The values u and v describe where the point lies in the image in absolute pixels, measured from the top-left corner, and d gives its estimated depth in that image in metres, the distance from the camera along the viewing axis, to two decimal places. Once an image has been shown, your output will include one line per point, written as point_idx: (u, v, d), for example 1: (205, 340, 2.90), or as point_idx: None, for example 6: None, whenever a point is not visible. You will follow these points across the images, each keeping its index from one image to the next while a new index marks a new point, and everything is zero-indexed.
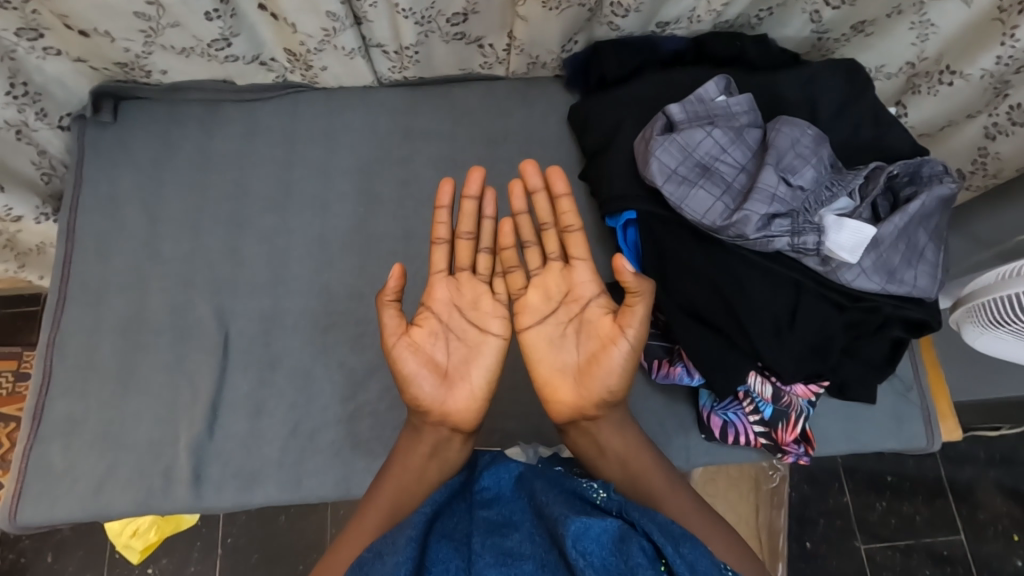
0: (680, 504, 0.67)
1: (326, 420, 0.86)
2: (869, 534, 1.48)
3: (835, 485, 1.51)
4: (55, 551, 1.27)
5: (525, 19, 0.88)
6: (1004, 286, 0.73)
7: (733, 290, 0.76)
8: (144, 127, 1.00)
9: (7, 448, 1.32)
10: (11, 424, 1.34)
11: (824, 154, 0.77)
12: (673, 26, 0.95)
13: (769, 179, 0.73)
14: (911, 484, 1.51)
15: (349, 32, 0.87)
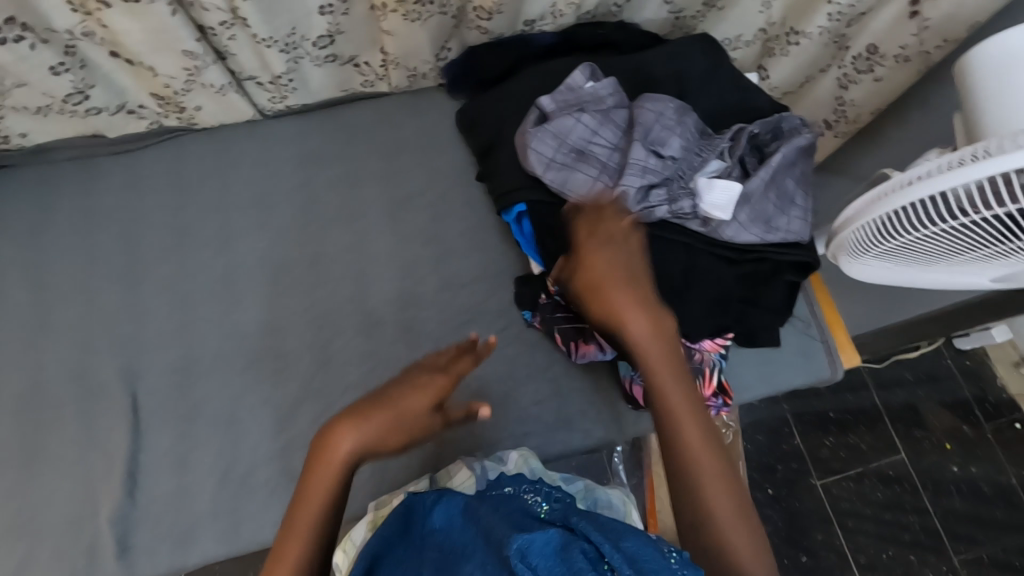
0: (691, 435, 0.66)
1: (257, 464, 0.83)
2: (823, 469, 1.57)
3: (785, 430, 1.60)
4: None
5: (392, 32, 0.89)
6: (857, 222, 0.80)
7: None
8: (16, 195, 0.95)
9: None
10: None
11: (690, 122, 0.81)
12: (540, 23, 0.98)
13: (640, 154, 0.78)
14: (852, 416, 1.61)
15: (213, 68, 0.85)
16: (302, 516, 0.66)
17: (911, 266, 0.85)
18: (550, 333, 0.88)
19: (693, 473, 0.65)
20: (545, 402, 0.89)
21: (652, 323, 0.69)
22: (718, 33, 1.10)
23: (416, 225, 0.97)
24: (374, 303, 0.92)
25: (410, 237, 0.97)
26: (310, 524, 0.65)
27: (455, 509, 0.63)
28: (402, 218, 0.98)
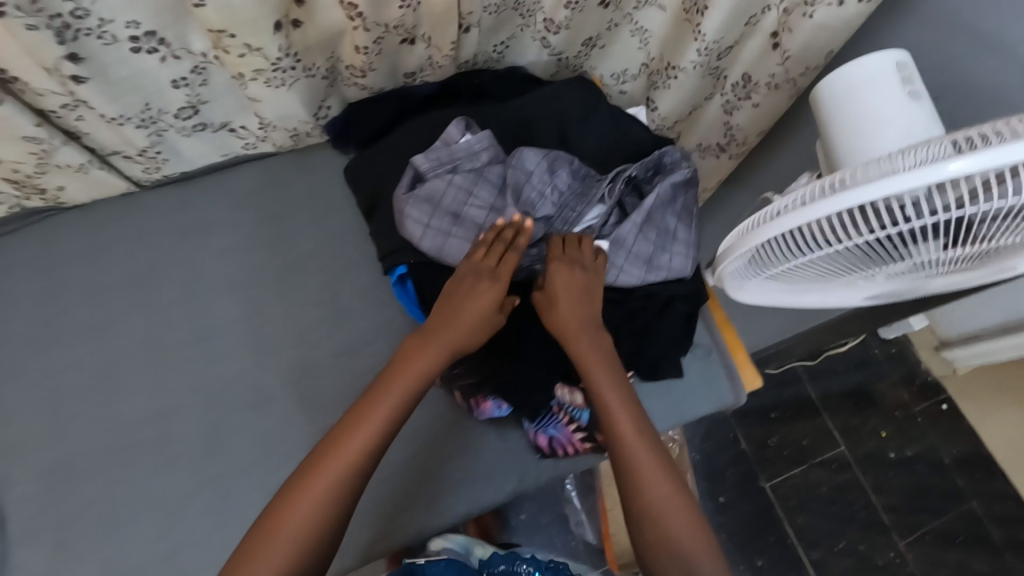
0: (633, 443, 0.70)
1: (143, 565, 0.78)
2: (769, 469, 1.59)
3: (729, 435, 1.62)
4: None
5: (258, 98, 0.86)
6: (729, 259, 0.80)
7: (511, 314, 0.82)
8: None
9: None
10: None
11: (562, 177, 0.85)
12: (421, 75, 0.98)
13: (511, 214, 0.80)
14: (791, 412, 1.65)
15: (65, 148, 0.81)
16: (322, 477, 0.64)
17: (798, 283, 0.84)
18: (448, 390, 0.86)
19: (637, 477, 0.68)
20: (452, 460, 0.86)
21: (591, 339, 0.74)
22: (605, 69, 1.15)
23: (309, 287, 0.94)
24: (267, 375, 0.89)
25: (304, 301, 0.94)
26: (333, 486, 0.64)
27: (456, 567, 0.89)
28: (295, 281, 0.95)
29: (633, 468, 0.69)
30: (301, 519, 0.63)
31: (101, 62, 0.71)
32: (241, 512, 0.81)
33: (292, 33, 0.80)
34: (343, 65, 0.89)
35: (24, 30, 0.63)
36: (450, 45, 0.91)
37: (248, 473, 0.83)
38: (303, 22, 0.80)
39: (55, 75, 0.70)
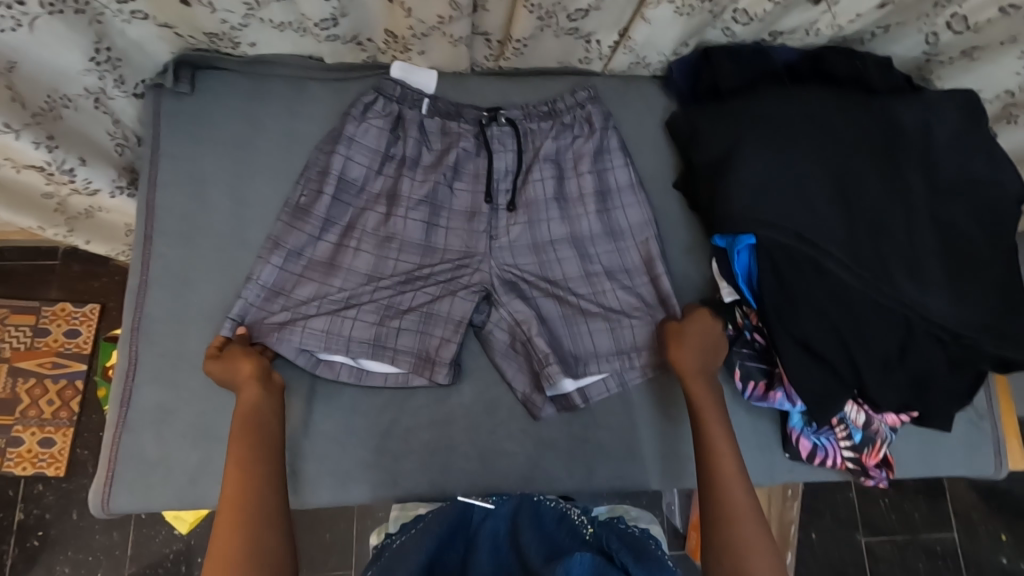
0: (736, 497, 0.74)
1: (415, 427, 0.86)
2: (974, 563, 1.31)
3: (915, 515, 1.33)
4: (79, 509, 1.43)
5: (649, 20, 0.84)
6: None
7: (847, 326, 0.79)
8: (223, 101, 0.93)
9: (64, 411, 1.46)
10: (64, 381, 1.48)
11: (489, 315, 0.90)
12: (786, 37, 0.91)
13: (388, 83, 0.91)
14: (1013, 510, 1.32)
15: (465, 21, 0.82)
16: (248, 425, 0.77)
17: None
18: (726, 365, 0.87)
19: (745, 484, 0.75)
20: None
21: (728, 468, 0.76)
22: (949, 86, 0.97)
23: (580, 218, 0.91)
24: None
25: None
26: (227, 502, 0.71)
27: (601, 565, 0.61)
28: None
29: (717, 478, 0.75)
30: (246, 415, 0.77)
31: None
32: (505, 403, 0.89)
33: None
34: (736, 7, 0.85)
35: None
36: (851, 16, 0.86)
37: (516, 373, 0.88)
38: None
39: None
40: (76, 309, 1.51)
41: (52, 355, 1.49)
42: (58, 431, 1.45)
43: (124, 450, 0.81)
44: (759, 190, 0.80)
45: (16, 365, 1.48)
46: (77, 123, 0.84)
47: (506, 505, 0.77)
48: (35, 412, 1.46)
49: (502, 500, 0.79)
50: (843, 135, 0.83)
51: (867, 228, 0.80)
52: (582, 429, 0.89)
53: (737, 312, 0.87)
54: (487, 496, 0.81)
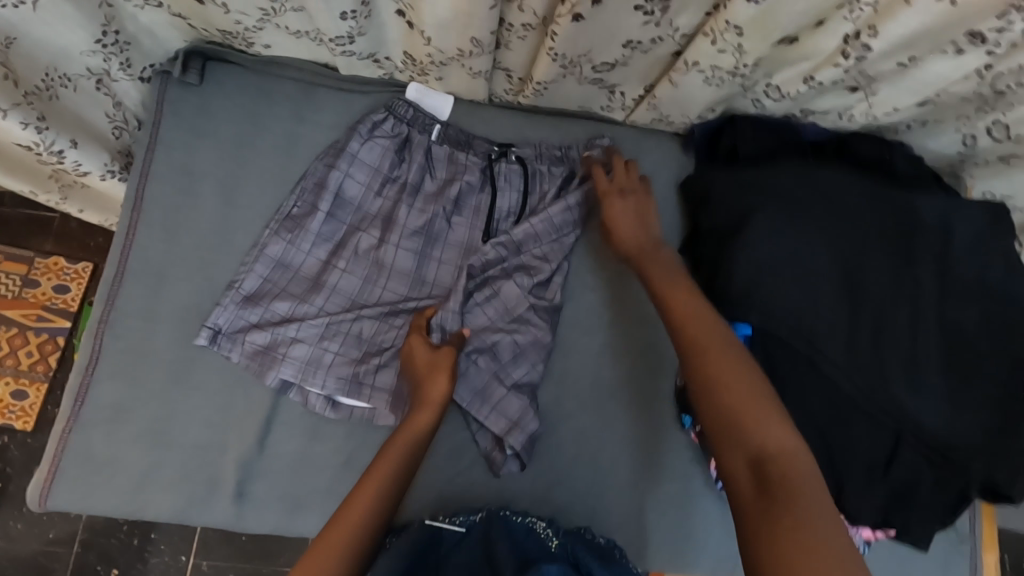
0: (814, 505, 0.55)
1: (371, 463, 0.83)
2: None
3: None
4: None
5: (677, 85, 0.79)
6: None
7: (832, 428, 0.75)
8: (231, 98, 0.91)
9: (39, 367, 1.44)
10: (43, 335, 1.46)
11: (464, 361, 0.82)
12: (817, 116, 0.86)
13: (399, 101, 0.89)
14: None
15: (485, 57, 0.78)
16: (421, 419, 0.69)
17: None
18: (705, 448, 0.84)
19: (807, 462, 0.58)
20: (665, 508, 0.86)
21: (781, 435, 0.59)
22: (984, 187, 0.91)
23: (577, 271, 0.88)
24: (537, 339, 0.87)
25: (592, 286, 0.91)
26: (353, 530, 0.62)
27: None
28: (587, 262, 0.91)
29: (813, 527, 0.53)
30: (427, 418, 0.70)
31: (607, 15, 0.66)
32: (470, 450, 0.85)
33: (777, 49, 0.72)
34: (769, 83, 0.80)
35: None
36: (886, 109, 0.81)
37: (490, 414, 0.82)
38: (799, 41, 0.70)
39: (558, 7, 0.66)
40: (70, 265, 1.49)
41: (38, 308, 1.46)
42: (32, 385, 1.43)
43: (71, 448, 0.79)
44: (762, 271, 0.77)
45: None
46: (74, 103, 0.81)
47: (474, 525, 0.75)
48: (12, 362, 1.43)
49: (470, 519, 0.76)
50: (854, 229, 0.79)
51: (868, 326, 0.76)
52: (544, 488, 0.85)
53: None
54: (454, 518, 0.77)
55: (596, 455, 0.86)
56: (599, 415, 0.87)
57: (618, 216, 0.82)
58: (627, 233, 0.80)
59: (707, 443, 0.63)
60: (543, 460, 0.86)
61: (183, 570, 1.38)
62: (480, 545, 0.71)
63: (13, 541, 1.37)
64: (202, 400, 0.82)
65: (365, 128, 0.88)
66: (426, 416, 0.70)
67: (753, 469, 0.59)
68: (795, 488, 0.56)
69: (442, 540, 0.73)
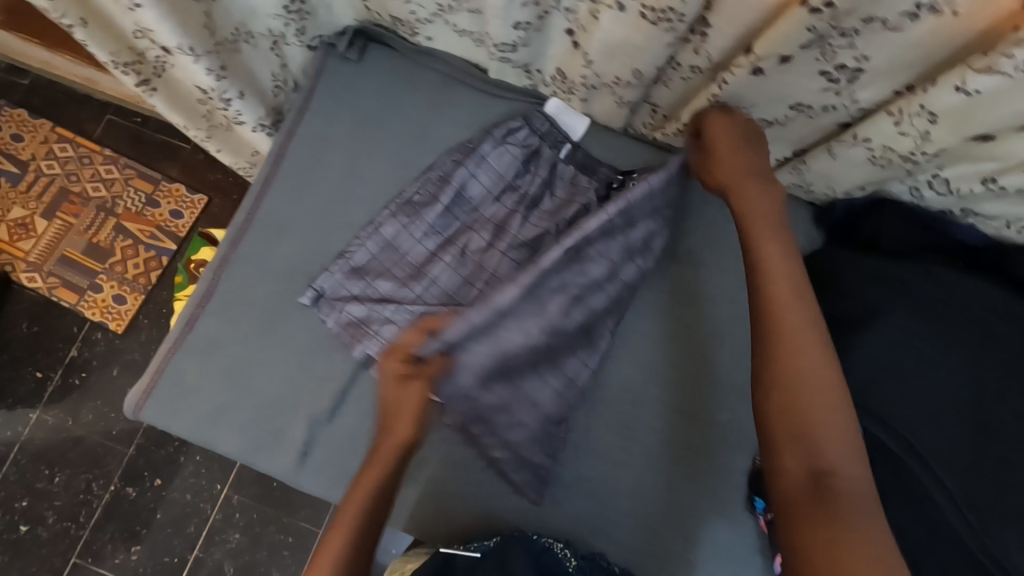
0: (861, 532, 0.50)
1: (428, 456, 0.84)
2: None
3: None
4: (121, 367, 1.51)
5: (834, 154, 0.74)
6: None
7: (917, 558, 0.67)
8: (377, 79, 0.94)
9: (141, 279, 1.57)
10: (151, 253, 1.59)
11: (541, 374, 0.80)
12: (980, 219, 0.77)
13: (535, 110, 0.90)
14: None
15: (638, 89, 0.77)
16: (376, 473, 0.64)
17: None
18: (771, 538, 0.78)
19: (868, 480, 0.53)
20: None
21: (843, 447, 0.54)
22: None
23: None
24: (615, 376, 0.86)
25: (685, 340, 0.87)
26: (341, 550, 0.61)
27: None
28: (687, 313, 0.88)
29: (844, 555, 0.49)
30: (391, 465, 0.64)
31: (789, 74, 0.62)
32: None
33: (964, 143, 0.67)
34: (937, 174, 0.73)
35: (802, 29, 0.55)
36: None
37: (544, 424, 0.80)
38: (994, 140, 0.64)
39: (738, 58, 0.63)
40: (187, 194, 1.62)
41: (152, 226, 1.60)
42: (132, 293, 1.56)
43: (170, 367, 0.84)
44: (879, 369, 0.71)
45: (121, 223, 1.60)
46: (249, 58, 0.87)
47: (488, 550, 0.75)
48: (121, 269, 1.57)
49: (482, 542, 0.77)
50: (1004, 354, 0.71)
51: (997, 465, 0.67)
52: (582, 529, 0.82)
53: None
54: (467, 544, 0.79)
55: (649, 510, 0.82)
56: (665, 472, 0.83)
57: (723, 141, 0.69)
58: (720, 134, 0.69)
59: (761, 440, 0.58)
60: (594, 501, 0.83)
61: (214, 499, 1.45)
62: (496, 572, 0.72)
63: (82, 425, 1.48)
64: (290, 354, 0.85)
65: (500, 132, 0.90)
66: (381, 473, 0.64)
67: (812, 478, 0.53)
68: (842, 507, 0.51)
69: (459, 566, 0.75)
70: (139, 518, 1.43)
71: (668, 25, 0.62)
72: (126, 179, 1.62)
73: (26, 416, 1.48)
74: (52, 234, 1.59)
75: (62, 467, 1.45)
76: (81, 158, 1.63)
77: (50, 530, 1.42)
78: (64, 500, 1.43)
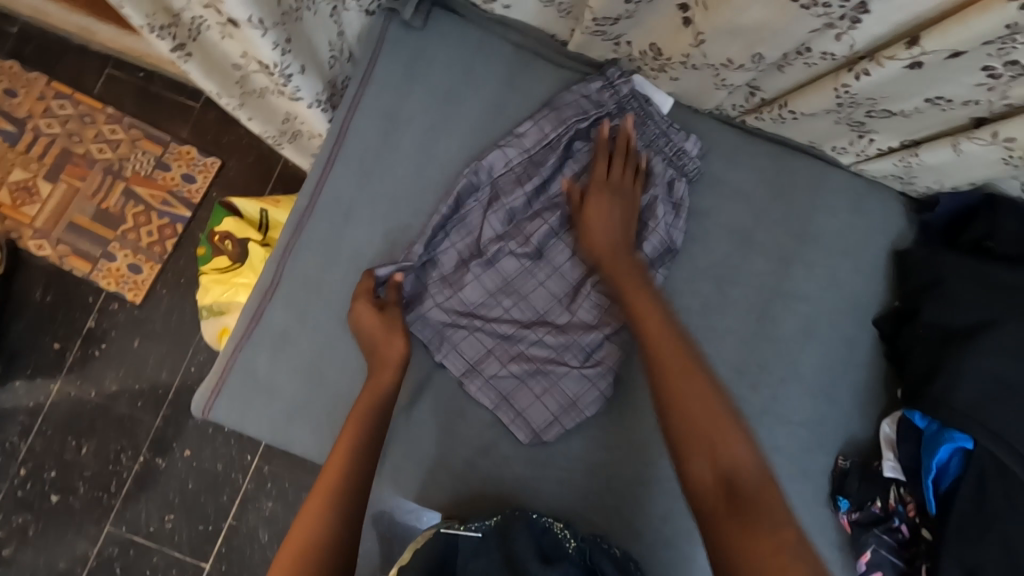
0: (750, 484, 0.56)
1: (510, 456, 0.80)
2: None
3: None
4: (142, 339, 1.42)
5: (960, 151, 0.71)
6: None
7: None
8: (449, 50, 0.87)
9: (156, 246, 1.45)
10: (165, 219, 1.47)
11: (535, 332, 0.81)
12: None
13: (618, 73, 0.83)
14: None
15: (750, 73, 0.73)
16: (365, 398, 0.72)
17: None
18: (855, 541, 0.77)
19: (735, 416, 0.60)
20: None
21: (689, 386, 0.62)
22: None
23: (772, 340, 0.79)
24: None
25: (775, 337, 0.83)
26: (337, 483, 0.64)
27: None
28: (775, 310, 0.84)
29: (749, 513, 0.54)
30: (377, 388, 0.73)
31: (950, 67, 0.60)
32: (609, 471, 0.80)
33: None
34: None
35: (993, 24, 0.53)
36: None
37: (552, 390, 0.79)
38: None
39: (896, 45, 0.61)
40: (200, 157, 1.49)
41: (165, 190, 1.47)
42: (148, 262, 1.44)
43: (240, 363, 0.81)
44: (993, 382, 0.69)
45: (131, 187, 1.47)
46: (310, 27, 0.78)
47: (490, 530, 0.69)
48: (134, 237, 1.45)
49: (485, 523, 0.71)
50: None
51: None
52: (671, 532, 0.78)
53: (892, 491, 0.76)
54: (470, 521, 0.72)
55: None
56: None
57: (602, 224, 0.77)
58: (598, 227, 0.77)
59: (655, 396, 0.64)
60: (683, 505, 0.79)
61: (246, 469, 1.38)
62: (499, 553, 0.66)
63: (103, 397, 1.40)
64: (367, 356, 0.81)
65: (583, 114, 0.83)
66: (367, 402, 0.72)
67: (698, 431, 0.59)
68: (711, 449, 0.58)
69: (460, 548, 0.68)
70: (171, 488, 1.37)
71: (825, 8, 0.60)
72: (132, 140, 1.49)
73: (48, 387, 1.40)
74: (59, 198, 1.46)
75: (89, 437, 1.38)
76: (82, 117, 1.49)
77: (82, 499, 1.36)
78: (94, 470, 1.37)
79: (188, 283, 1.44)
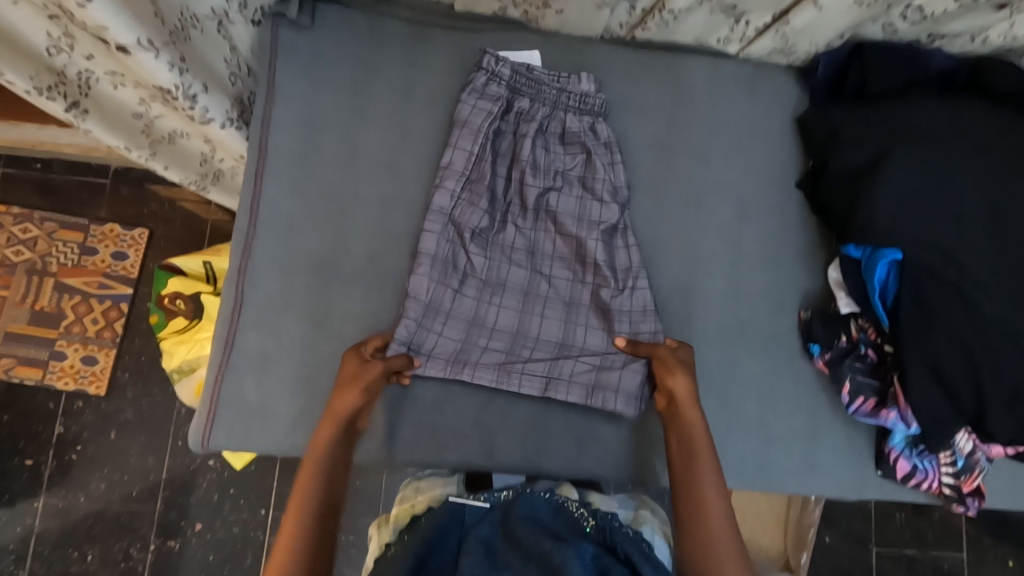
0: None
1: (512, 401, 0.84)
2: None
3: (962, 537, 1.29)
4: (117, 429, 1.37)
5: (821, 6, 0.81)
6: None
7: (982, 354, 0.76)
8: (342, 41, 0.89)
9: (105, 331, 1.40)
10: (107, 303, 1.41)
11: (534, 322, 0.84)
12: (946, 41, 0.86)
13: (492, 59, 0.86)
14: None
15: None
16: (324, 428, 0.74)
17: None
18: (833, 377, 0.84)
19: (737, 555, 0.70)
20: (797, 442, 0.86)
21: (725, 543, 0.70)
22: None
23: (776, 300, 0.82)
24: (661, 279, 0.88)
25: (717, 227, 0.90)
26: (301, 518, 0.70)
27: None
28: (709, 202, 0.90)
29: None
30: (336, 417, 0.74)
31: None
32: None
33: None
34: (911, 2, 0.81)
35: None
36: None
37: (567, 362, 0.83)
38: None
39: None
40: (126, 233, 1.44)
41: (98, 275, 1.42)
42: (101, 351, 1.39)
43: (225, 387, 0.81)
44: (906, 199, 0.77)
45: (61, 281, 1.42)
46: (200, 46, 0.79)
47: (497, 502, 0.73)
48: (79, 329, 1.40)
49: (494, 497, 0.75)
50: (1010, 159, 0.78)
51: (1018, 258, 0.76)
52: None
53: (852, 324, 0.84)
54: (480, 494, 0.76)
55: (728, 391, 0.86)
56: (734, 354, 0.87)
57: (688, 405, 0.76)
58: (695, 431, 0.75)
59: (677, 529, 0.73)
60: None
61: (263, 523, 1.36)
62: (501, 524, 0.70)
63: (93, 501, 1.35)
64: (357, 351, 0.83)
65: (487, 112, 0.86)
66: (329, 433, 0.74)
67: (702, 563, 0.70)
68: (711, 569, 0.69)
69: (467, 517, 0.71)
70: (192, 567, 1.34)
71: None
72: (48, 234, 1.43)
73: (32, 508, 1.34)
74: None
75: (92, 544, 1.33)
76: None
77: None
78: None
79: (149, 360, 1.40)
